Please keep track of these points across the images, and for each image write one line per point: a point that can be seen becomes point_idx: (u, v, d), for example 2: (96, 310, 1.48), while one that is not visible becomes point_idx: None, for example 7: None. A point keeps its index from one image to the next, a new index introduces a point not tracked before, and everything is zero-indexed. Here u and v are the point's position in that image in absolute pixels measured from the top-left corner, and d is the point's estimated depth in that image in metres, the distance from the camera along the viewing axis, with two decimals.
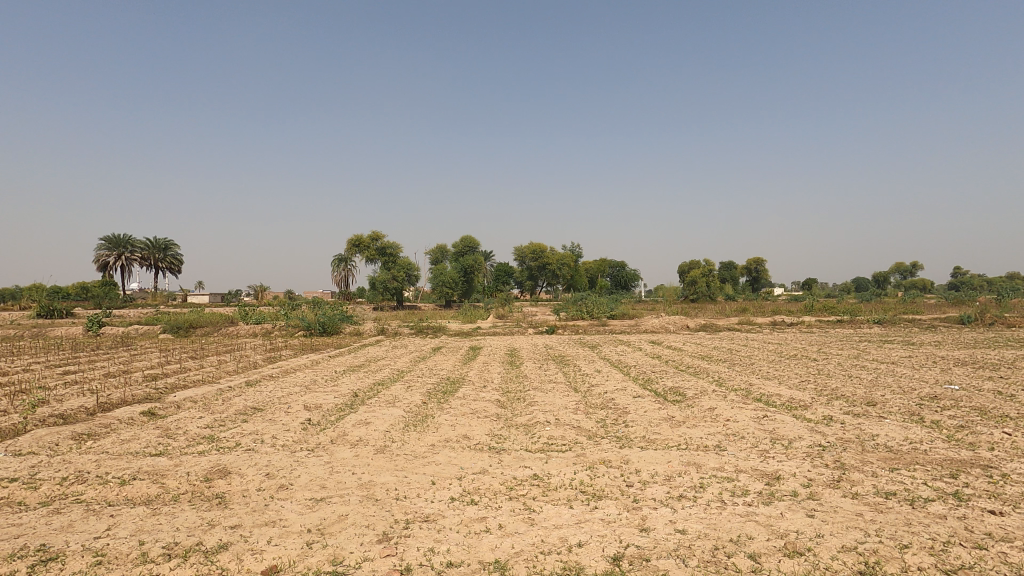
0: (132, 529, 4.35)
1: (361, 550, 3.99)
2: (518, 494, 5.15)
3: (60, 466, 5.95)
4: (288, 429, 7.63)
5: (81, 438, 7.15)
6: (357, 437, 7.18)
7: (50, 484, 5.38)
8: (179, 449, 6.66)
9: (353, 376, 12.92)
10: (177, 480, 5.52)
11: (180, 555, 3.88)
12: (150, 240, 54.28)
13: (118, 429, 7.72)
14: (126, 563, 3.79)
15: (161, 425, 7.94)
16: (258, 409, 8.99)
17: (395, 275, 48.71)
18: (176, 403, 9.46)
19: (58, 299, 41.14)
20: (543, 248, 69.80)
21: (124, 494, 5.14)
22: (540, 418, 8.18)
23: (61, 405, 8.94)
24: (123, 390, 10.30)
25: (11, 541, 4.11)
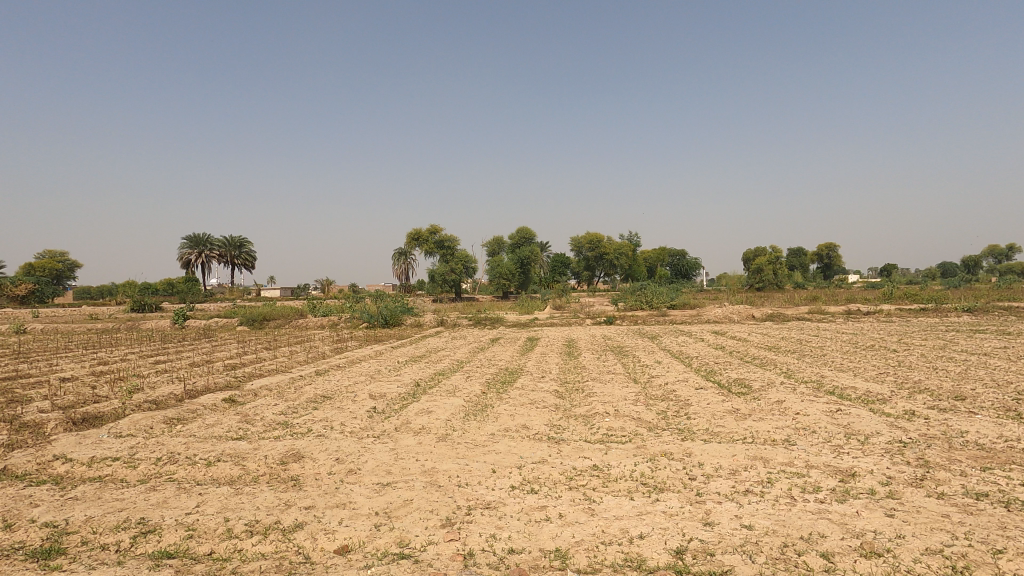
0: (218, 507, 4.69)
1: (426, 534, 4.13)
2: (579, 484, 5.16)
3: (155, 447, 6.48)
4: (355, 416, 7.97)
5: (171, 422, 7.76)
6: (420, 425, 7.40)
7: (146, 464, 5.88)
8: (257, 434, 7.12)
9: (415, 366, 13.30)
10: (256, 462, 5.90)
11: (261, 533, 4.15)
12: (227, 237, 57.77)
13: (203, 414, 8.32)
14: (213, 538, 4.09)
15: (240, 410, 8.51)
16: (327, 397, 9.42)
17: (452, 268, 49.47)
18: (253, 391, 10.07)
19: (147, 295, 44.53)
20: (600, 238, 68.86)
21: (210, 474, 5.55)
22: (599, 409, 8.13)
23: (153, 392, 9.71)
24: (206, 379, 11.07)
25: (115, 515, 4.53)
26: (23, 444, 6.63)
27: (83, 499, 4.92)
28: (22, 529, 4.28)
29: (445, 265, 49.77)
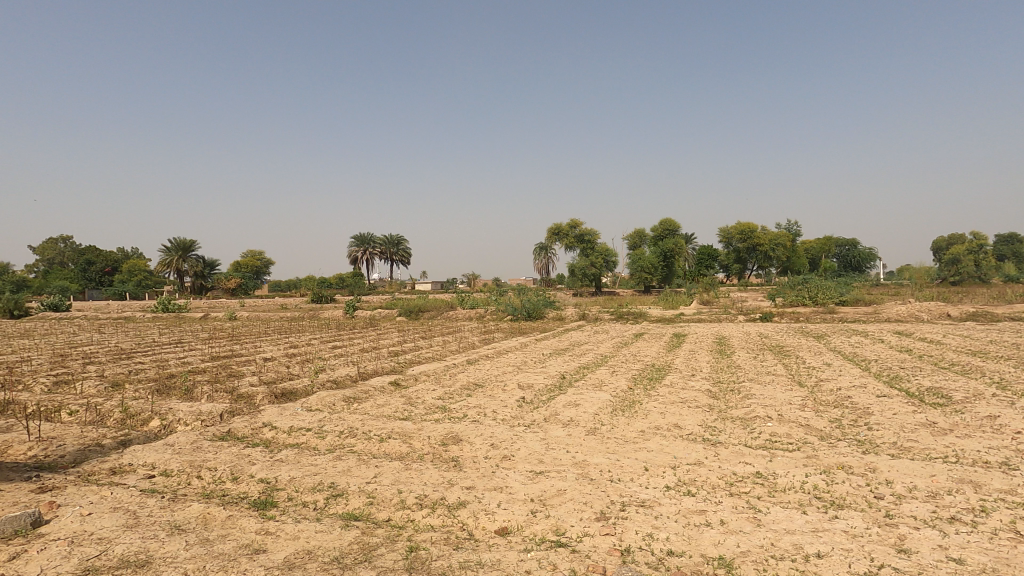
0: (392, 479, 5.19)
1: (581, 525, 4.16)
2: (741, 491, 4.83)
3: (338, 422, 7.39)
4: (506, 405, 8.31)
5: (349, 401, 8.78)
6: (568, 417, 7.49)
7: (332, 436, 6.73)
8: (420, 416, 7.76)
9: (559, 359, 13.50)
10: (421, 442, 6.43)
11: (429, 507, 4.51)
12: (387, 236, 63.50)
13: (375, 395, 9.29)
14: (390, 507, 4.54)
15: (405, 393, 9.35)
16: (479, 386, 9.96)
17: (593, 262, 49.19)
18: (414, 376, 11.00)
19: (324, 288, 50.72)
20: (754, 228, 63.58)
21: (384, 449, 6.17)
22: (759, 413, 7.53)
23: (334, 373, 11.08)
24: (375, 363, 12.35)
25: (311, 478, 5.25)
26: (241, 411, 7.97)
27: (287, 462, 5.77)
28: (245, 482, 5.14)
29: (585, 259, 49.67)
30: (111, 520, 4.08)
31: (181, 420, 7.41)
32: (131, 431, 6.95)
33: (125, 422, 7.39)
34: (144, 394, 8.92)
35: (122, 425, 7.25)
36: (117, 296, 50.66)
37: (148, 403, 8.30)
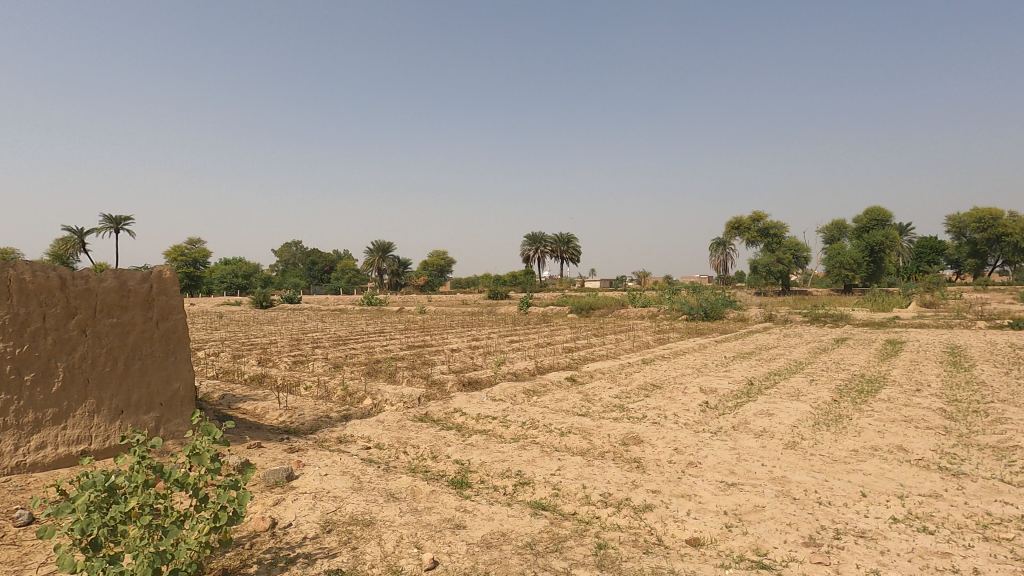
0: (576, 473, 5.25)
1: (786, 548, 3.76)
2: (1000, 536, 3.92)
3: (520, 413, 7.73)
4: (688, 409, 7.90)
5: (529, 393, 9.14)
6: (761, 428, 6.84)
7: (516, 426, 7.06)
8: (598, 413, 7.75)
9: (744, 363, 12.44)
10: (601, 439, 6.42)
11: (615, 506, 4.46)
12: (558, 234, 64.66)
13: (552, 389, 9.54)
14: (575, 500, 4.59)
15: (582, 389, 9.43)
16: (657, 387, 9.63)
17: (780, 257, 44.47)
18: (590, 373, 11.04)
19: (499, 285, 53.56)
20: (999, 214, 51.64)
21: (565, 443, 6.29)
22: (1019, 442, 6.06)
23: (513, 366, 11.63)
24: (551, 358, 12.68)
25: (500, 463, 5.55)
26: (435, 396, 8.79)
27: (477, 446, 6.19)
28: (443, 462, 5.64)
29: (771, 255, 45.14)
30: (341, 482, 4.78)
31: (388, 400, 8.42)
32: (351, 407, 8.09)
33: (346, 399, 8.62)
34: (359, 376, 10.33)
35: (343, 401, 8.47)
36: (334, 291, 59.52)
37: (362, 383, 9.58)
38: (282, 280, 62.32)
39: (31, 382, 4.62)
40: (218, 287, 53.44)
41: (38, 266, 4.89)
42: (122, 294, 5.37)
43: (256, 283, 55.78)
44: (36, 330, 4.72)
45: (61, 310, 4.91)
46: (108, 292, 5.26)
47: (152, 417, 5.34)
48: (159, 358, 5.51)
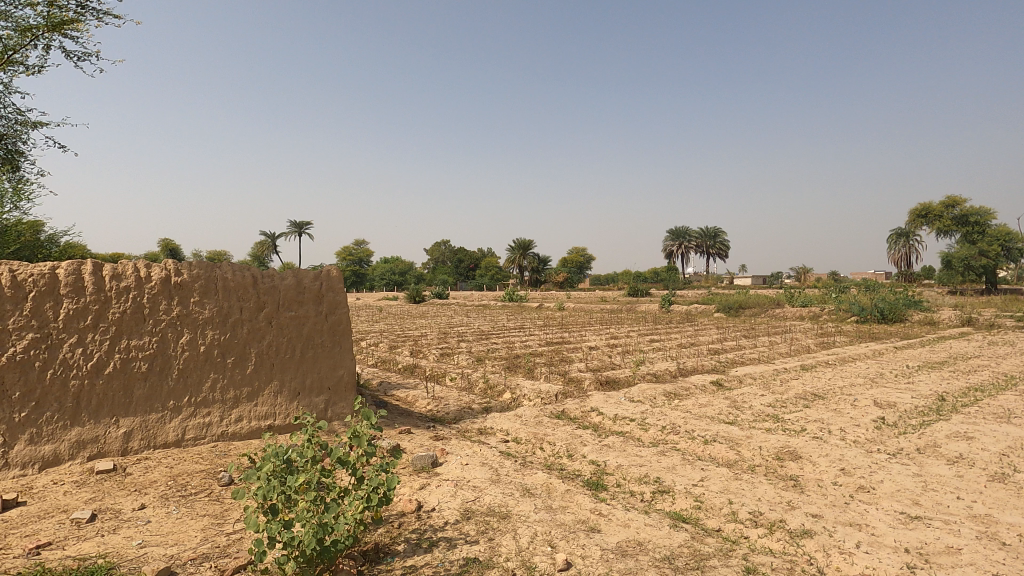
0: (721, 486, 4.86)
1: None
2: None
3: (660, 416, 7.40)
4: (858, 424, 6.94)
5: (670, 396, 8.72)
6: (955, 453, 5.77)
7: (655, 430, 6.76)
8: (748, 422, 7.13)
9: (933, 374, 10.61)
10: (752, 452, 5.89)
11: (767, 527, 4.06)
12: (704, 228, 60.82)
13: (696, 394, 9.00)
14: (719, 516, 4.26)
15: (729, 395, 8.76)
16: (819, 397, 8.60)
17: (984, 250, 37.25)
18: (738, 378, 10.23)
19: (640, 282, 51.94)
20: None
21: (709, 453, 5.88)
22: None
23: (653, 367, 11.19)
24: (694, 360, 11.98)
25: (637, 468, 5.36)
26: (572, 394, 8.78)
27: (614, 448, 6.05)
28: (578, 461, 5.60)
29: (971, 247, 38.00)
30: (480, 473, 4.97)
31: (525, 395, 8.59)
32: (491, 400, 8.41)
33: (487, 392, 8.98)
34: (499, 370, 10.70)
35: (484, 394, 8.84)
36: (478, 288, 62.46)
37: (502, 378, 9.91)
38: (432, 277, 66.94)
39: (232, 364, 5.48)
40: (378, 283, 59.01)
41: (236, 267, 5.77)
42: (299, 291, 6.13)
43: (409, 280, 60.60)
44: (235, 321, 5.58)
45: (253, 304, 5.74)
46: (288, 289, 6.04)
47: (322, 399, 6.05)
48: (328, 348, 6.19)
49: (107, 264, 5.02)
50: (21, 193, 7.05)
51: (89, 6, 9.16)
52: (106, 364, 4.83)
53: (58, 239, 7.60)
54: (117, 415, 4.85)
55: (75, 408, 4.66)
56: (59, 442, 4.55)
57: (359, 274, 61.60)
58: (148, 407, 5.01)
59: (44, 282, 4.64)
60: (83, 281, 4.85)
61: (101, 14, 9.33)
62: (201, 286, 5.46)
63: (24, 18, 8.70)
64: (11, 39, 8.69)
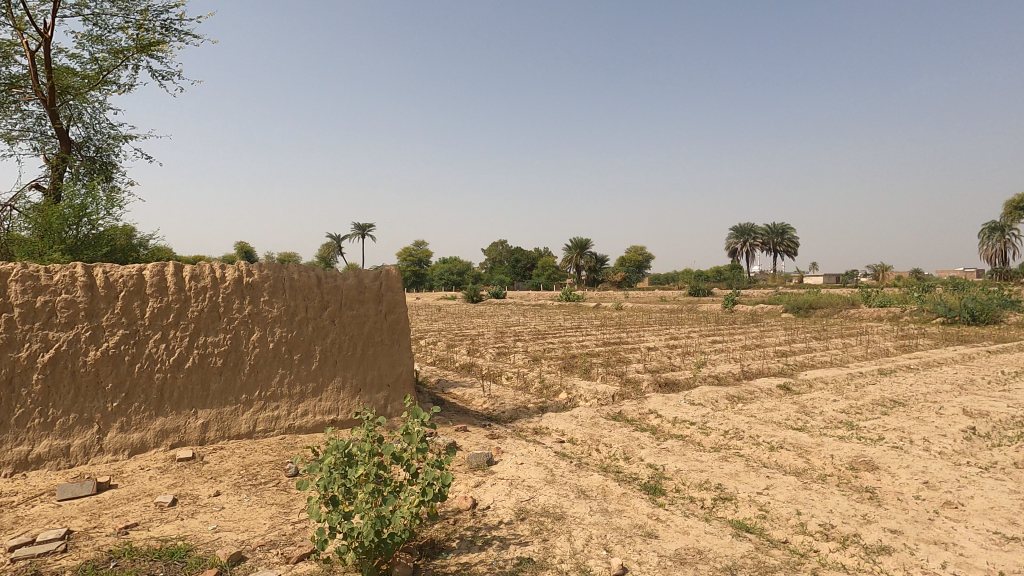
0: (788, 495, 4.61)
1: None
2: None
3: (722, 420, 7.12)
4: (945, 434, 6.41)
5: (733, 400, 8.38)
6: None
7: (717, 434, 6.52)
8: (819, 428, 6.74)
9: None
10: (822, 460, 5.56)
11: (839, 541, 3.81)
12: (771, 224, 58.00)
13: (761, 398, 8.60)
14: (786, 527, 4.04)
15: (797, 400, 8.32)
16: (900, 404, 8.01)
17: None
18: (808, 382, 9.69)
19: (702, 281, 50.26)
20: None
21: (776, 460, 5.60)
22: None
23: (715, 369, 10.79)
24: (760, 362, 11.46)
25: (697, 473, 5.17)
26: (629, 395, 8.60)
27: (673, 452, 5.87)
28: (635, 464, 5.48)
29: None
30: (535, 472, 4.95)
31: (581, 396, 8.50)
32: (546, 400, 8.38)
33: (542, 391, 8.96)
34: (555, 370, 10.65)
35: (540, 394, 8.82)
36: (535, 288, 62.44)
37: (557, 378, 9.86)
38: (489, 277, 67.52)
39: (298, 360, 5.74)
40: (437, 283, 60.22)
41: (302, 267, 6.03)
42: (360, 290, 6.33)
43: (467, 280, 61.42)
44: (301, 318, 5.83)
45: (318, 303, 5.98)
46: (350, 289, 6.25)
47: (382, 395, 6.23)
48: (387, 345, 6.36)
49: (186, 265, 5.38)
50: (114, 201, 7.68)
51: (172, 27, 9.86)
52: (186, 359, 5.17)
53: (146, 243, 8.22)
54: (196, 406, 5.18)
55: (160, 399, 5.02)
56: (146, 430, 4.92)
57: (418, 275, 63.03)
58: (223, 400, 5.32)
59: (132, 283, 5.02)
60: (165, 281, 5.21)
61: (183, 34, 10.02)
62: (270, 285, 5.75)
63: (117, 41, 9.47)
64: (106, 61, 9.47)
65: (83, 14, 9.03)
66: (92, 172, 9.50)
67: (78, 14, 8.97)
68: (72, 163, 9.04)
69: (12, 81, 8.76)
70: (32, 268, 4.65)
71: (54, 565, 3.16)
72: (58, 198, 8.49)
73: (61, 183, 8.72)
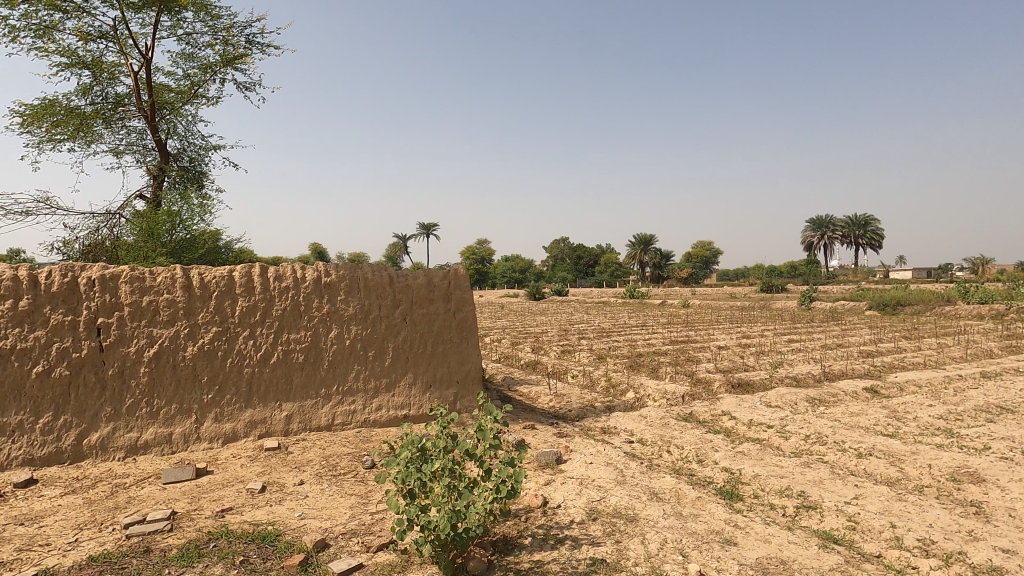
0: (881, 507, 4.30)
1: None
2: None
3: (803, 424, 6.75)
4: None
5: (814, 403, 7.92)
6: None
7: (797, 438, 6.19)
8: (913, 435, 6.25)
9: None
10: (918, 470, 5.15)
11: (941, 559, 3.52)
12: (852, 216, 54.33)
13: (845, 401, 8.08)
14: (880, 541, 3.77)
15: (887, 404, 7.75)
16: (1008, 411, 7.28)
17: None
18: (899, 385, 8.99)
19: (776, 278, 47.69)
20: None
21: (864, 468, 5.26)
22: None
23: (793, 369, 10.23)
24: (843, 363, 10.76)
25: (777, 479, 4.93)
26: (701, 396, 8.32)
27: (750, 456, 5.63)
28: (710, 468, 5.30)
29: None
30: (605, 473, 4.89)
31: (650, 396, 8.31)
32: (614, 399, 8.24)
33: (609, 391, 8.83)
34: (621, 369, 10.46)
35: (607, 393, 8.70)
36: (598, 285, 61.54)
37: (624, 377, 9.67)
38: (551, 274, 67.26)
39: (372, 357, 5.96)
40: (499, 281, 60.88)
41: (375, 267, 6.24)
42: (430, 289, 6.48)
43: (529, 279, 61.61)
44: (375, 316, 6.05)
45: (390, 302, 6.17)
46: (420, 288, 6.40)
47: (451, 392, 6.36)
48: (456, 343, 6.48)
49: (271, 266, 5.70)
50: (205, 207, 8.27)
51: (255, 40, 10.46)
52: (271, 355, 5.49)
53: (234, 245, 8.80)
54: (280, 400, 5.50)
55: (248, 392, 5.36)
56: (236, 421, 5.27)
57: (481, 273, 63.79)
58: (304, 394, 5.61)
59: (224, 283, 5.39)
60: (252, 282, 5.55)
61: (264, 46, 10.59)
62: (347, 285, 5.99)
63: (206, 57, 10.17)
64: (197, 76, 10.20)
65: (177, 33, 9.75)
66: (186, 180, 10.28)
67: (172, 33, 9.69)
68: (170, 173, 9.84)
69: (118, 99, 9.61)
70: (138, 270, 5.09)
71: (162, 543, 3.45)
72: (159, 206, 9.25)
73: (161, 191, 9.49)
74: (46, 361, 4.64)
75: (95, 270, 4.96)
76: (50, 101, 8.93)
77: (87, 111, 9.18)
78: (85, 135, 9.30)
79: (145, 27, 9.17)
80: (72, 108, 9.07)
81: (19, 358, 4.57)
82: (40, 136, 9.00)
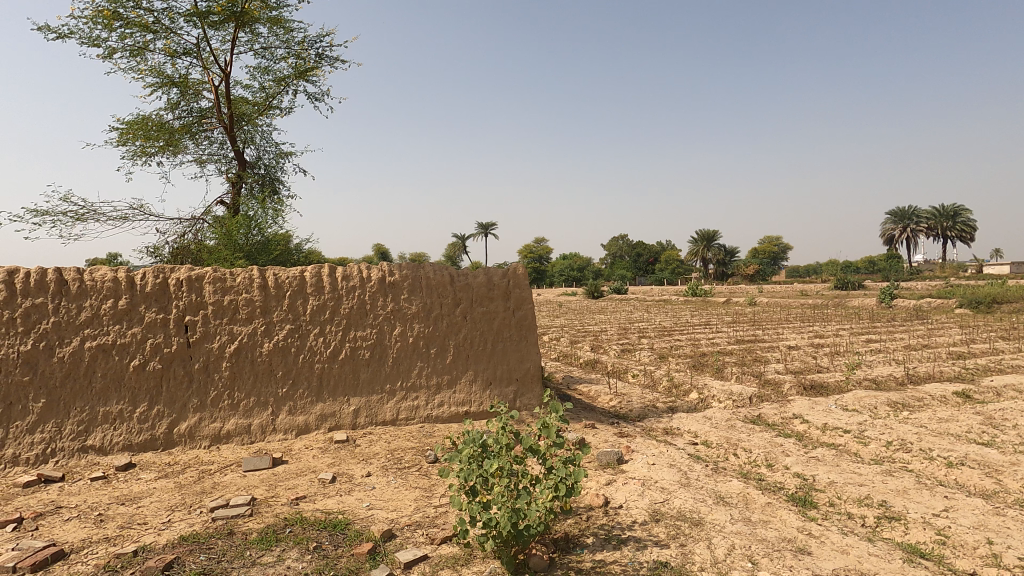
0: (975, 521, 3.97)
1: None
2: None
3: (884, 429, 6.32)
4: None
5: (896, 408, 7.40)
6: None
7: (877, 444, 5.81)
8: (1012, 445, 5.72)
9: None
10: (1019, 482, 4.72)
11: None
12: (940, 207, 50.26)
13: (932, 406, 7.49)
14: (974, 558, 3.48)
15: (982, 410, 7.12)
16: None
17: None
18: (996, 389, 8.24)
19: (852, 274, 44.79)
20: None
21: (956, 478, 4.87)
22: None
23: (872, 371, 9.60)
24: (930, 365, 9.98)
25: (856, 487, 4.65)
26: (770, 398, 7.97)
27: (825, 462, 5.34)
28: (780, 473, 5.07)
29: None
30: (668, 474, 4.79)
31: (715, 396, 8.05)
32: (677, 400, 8.04)
33: (671, 391, 8.62)
34: (684, 369, 10.19)
35: (669, 393, 8.49)
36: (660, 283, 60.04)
37: (687, 377, 9.41)
38: (610, 272, 66.34)
39: (434, 354, 6.11)
40: (558, 279, 60.68)
41: (437, 267, 6.36)
42: (489, 288, 6.55)
43: (587, 278, 61.04)
44: (437, 315, 6.19)
45: (451, 301, 6.29)
46: (480, 287, 6.48)
47: (511, 390, 6.41)
48: (516, 341, 6.53)
49: (339, 267, 5.95)
50: (278, 210, 8.73)
51: (325, 53, 10.91)
52: (340, 351, 5.74)
53: (304, 247, 9.24)
54: (348, 394, 5.73)
55: (319, 386, 5.63)
56: (309, 414, 5.55)
57: (539, 271, 63.86)
58: (371, 389, 5.82)
59: (296, 283, 5.68)
60: (322, 282, 5.81)
61: (333, 58, 11.04)
62: (409, 284, 6.14)
63: (280, 70, 10.72)
64: (272, 88, 10.77)
65: (254, 49, 10.32)
66: (261, 186, 10.92)
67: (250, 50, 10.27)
68: (247, 180, 10.50)
69: (202, 113, 10.31)
70: (220, 272, 5.44)
71: (244, 527, 3.69)
72: (237, 211, 9.88)
73: (239, 197, 10.08)
74: (142, 355, 5.06)
75: (183, 271, 5.35)
76: (143, 117, 9.71)
77: (175, 125, 9.91)
78: (173, 147, 10.06)
79: (226, 45, 9.76)
80: (162, 123, 9.83)
81: (119, 353, 5.01)
82: (135, 149, 9.82)
